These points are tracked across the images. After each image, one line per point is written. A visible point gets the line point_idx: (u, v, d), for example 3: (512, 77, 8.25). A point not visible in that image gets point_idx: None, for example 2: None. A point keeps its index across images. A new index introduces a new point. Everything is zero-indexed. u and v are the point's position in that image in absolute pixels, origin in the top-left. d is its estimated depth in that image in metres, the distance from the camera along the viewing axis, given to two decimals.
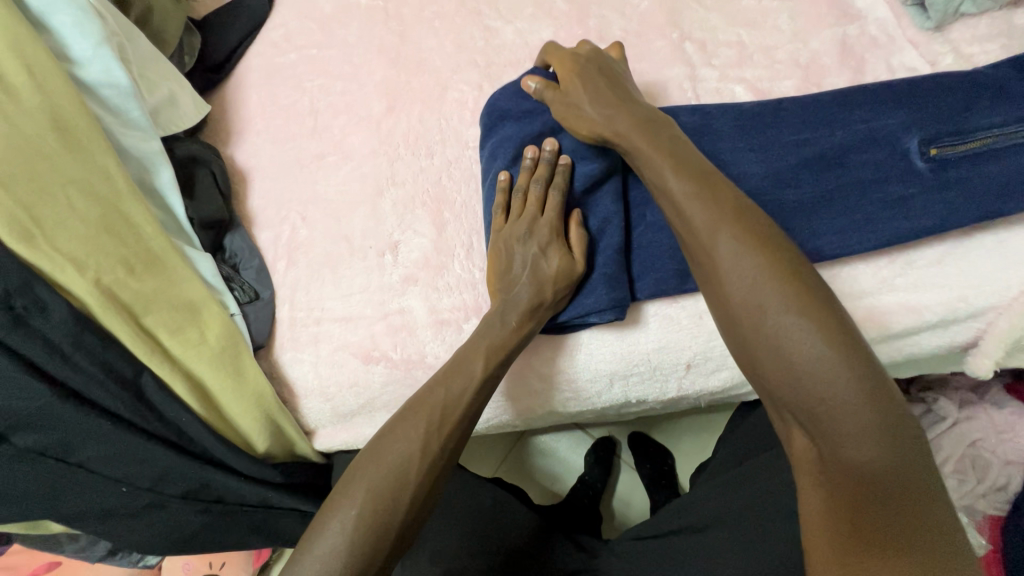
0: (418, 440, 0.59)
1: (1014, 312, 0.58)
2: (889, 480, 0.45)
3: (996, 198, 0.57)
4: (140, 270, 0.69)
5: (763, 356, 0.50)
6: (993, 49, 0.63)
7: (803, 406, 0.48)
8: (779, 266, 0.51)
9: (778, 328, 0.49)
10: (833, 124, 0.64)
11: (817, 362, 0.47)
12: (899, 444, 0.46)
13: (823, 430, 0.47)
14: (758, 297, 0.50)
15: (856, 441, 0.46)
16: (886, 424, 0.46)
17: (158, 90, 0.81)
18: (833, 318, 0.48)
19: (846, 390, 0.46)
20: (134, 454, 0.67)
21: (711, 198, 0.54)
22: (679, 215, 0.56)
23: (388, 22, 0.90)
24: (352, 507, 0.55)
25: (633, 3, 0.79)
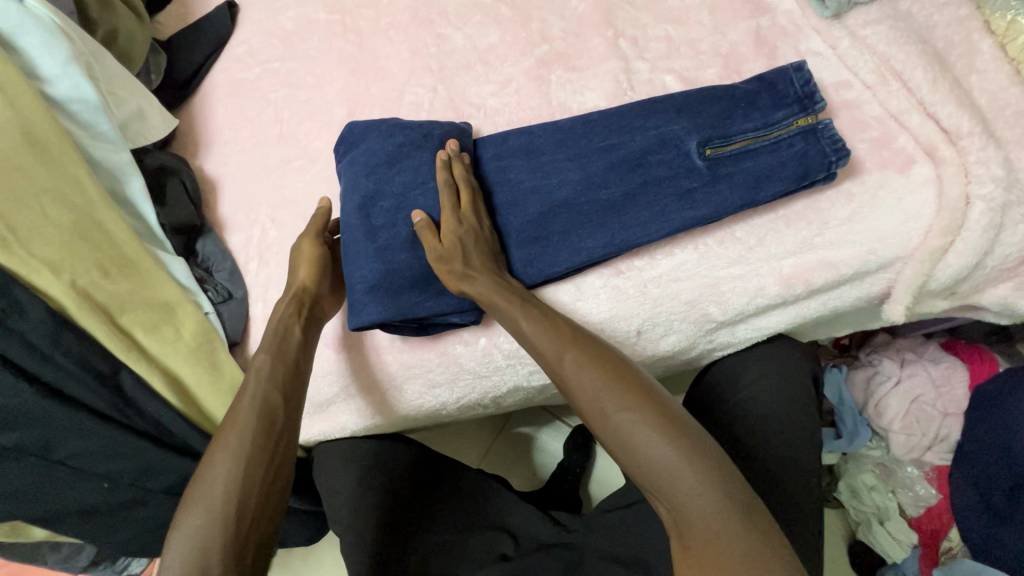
0: (219, 454, 0.62)
1: (915, 260, 0.64)
2: (755, 546, 0.49)
3: (755, 189, 0.67)
4: (114, 272, 0.72)
5: (632, 467, 0.56)
6: (884, 29, 0.70)
7: (666, 493, 0.54)
8: (620, 382, 0.59)
9: (576, 382, 0.60)
10: (730, 113, 0.70)
11: (587, 386, 0.59)
12: (750, 517, 0.51)
13: (625, 441, 0.56)
14: (610, 414, 0.57)
15: (647, 440, 0.55)
16: (655, 415, 0.56)
17: (126, 105, 0.84)
18: (603, 362, 0.60)
19: (612, 401, 0.58)
20: (114, 447, 0.69)
21: (556, 332, 0.63)
22: (539, 354, 0.63)
23: (346, 35, 0.96)
24: (185, 531, 0.57)
25: (571, 6, 0.86)
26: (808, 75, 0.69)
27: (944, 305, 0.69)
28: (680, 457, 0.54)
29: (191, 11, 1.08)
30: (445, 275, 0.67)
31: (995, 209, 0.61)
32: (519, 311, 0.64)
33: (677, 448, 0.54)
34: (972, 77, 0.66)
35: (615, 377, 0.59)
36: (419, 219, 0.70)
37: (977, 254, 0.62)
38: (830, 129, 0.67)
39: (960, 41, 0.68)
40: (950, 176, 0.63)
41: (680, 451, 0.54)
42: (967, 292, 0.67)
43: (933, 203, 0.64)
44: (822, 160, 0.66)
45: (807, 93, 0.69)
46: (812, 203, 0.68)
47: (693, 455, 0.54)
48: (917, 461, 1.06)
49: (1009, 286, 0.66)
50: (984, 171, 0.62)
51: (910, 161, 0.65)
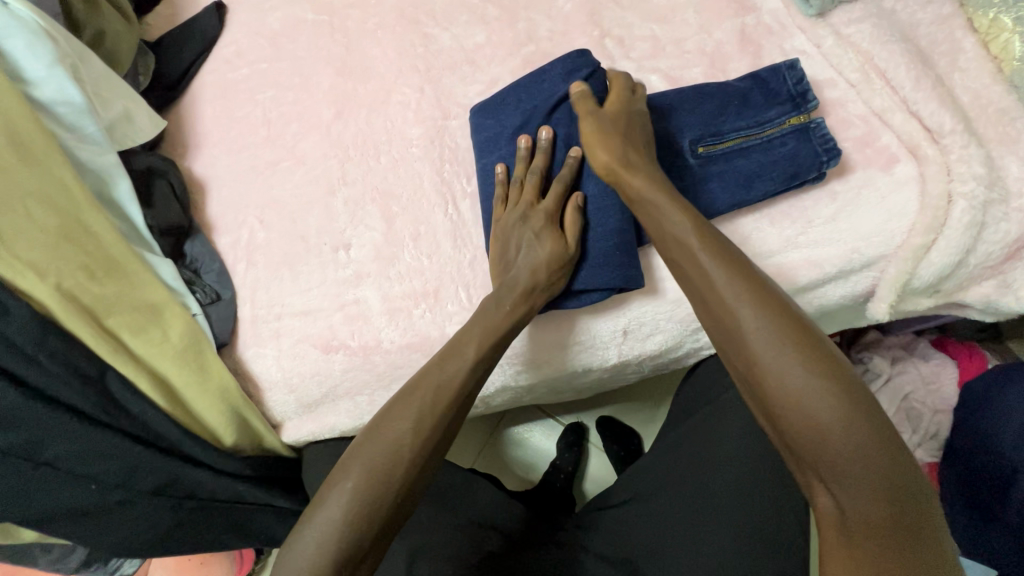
0: (410, 412, 0.62)
1: (899, 259, 0.64)
2: (933, 566, 0.45)
3: (745, 187, 0.67)
4: (101, 274, 0.72)
5: (798, 437, 0.50)
6: (867, 28, 0.70)
7: (839, 482, 0.48)
8: (806, 346, 0.51)
9: (774, 359, 0.52)
10: (724, 109, 0.69)
11: (792, 369, 0.51)
12: (935, 531, 0.47)
13: (817, 438, 0.49)
14: (793, 374, 0.51)
15: (851, 447, 0.48)
16: (869, 424, 0.49)
17: (112, 107, 0.84)
18: (819, 346, 0.51)
19: (821, 391, 0.49)
20: (101, 449, 0.69)
21: (737, 274, 0.55)
22: (710, 289, 0.56)
23: (334, 35, 0.96)
24: (348, 480, 0.58)
25: (558, 5, 0.85)
26: (801, 73, 0.69)
27: (929, 302, 0.69)
28: (886, 469, 0.47)
29: (179, 12, 1.07)
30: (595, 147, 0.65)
31: (977, 208, 0.61)
32: (712, 264, 0.57)
33: (882, 461, 0.47)
34: (954, 75, 0.66)
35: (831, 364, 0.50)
36: (578, 92, 0.70)
37: (960, 252, 0.62)
38: (822, 128, 0.67)
39: (943, 39, 0.68)
40: (932, 175, 0.63)
41: (869, 441, 0.48)
42: (951, 289, 0.67)
43: (915, 201, 0.64)
44: (812, 160, 0.65)
45: (800, 92, 0.68)
46: (797, 202, 0.68)
47: (885, 447, 0.48)
48: (908, 459, 1.06)
49: (992, 284, 0.66)
50: (966, 170, 0.62)
51: (893, 160, 0.66)
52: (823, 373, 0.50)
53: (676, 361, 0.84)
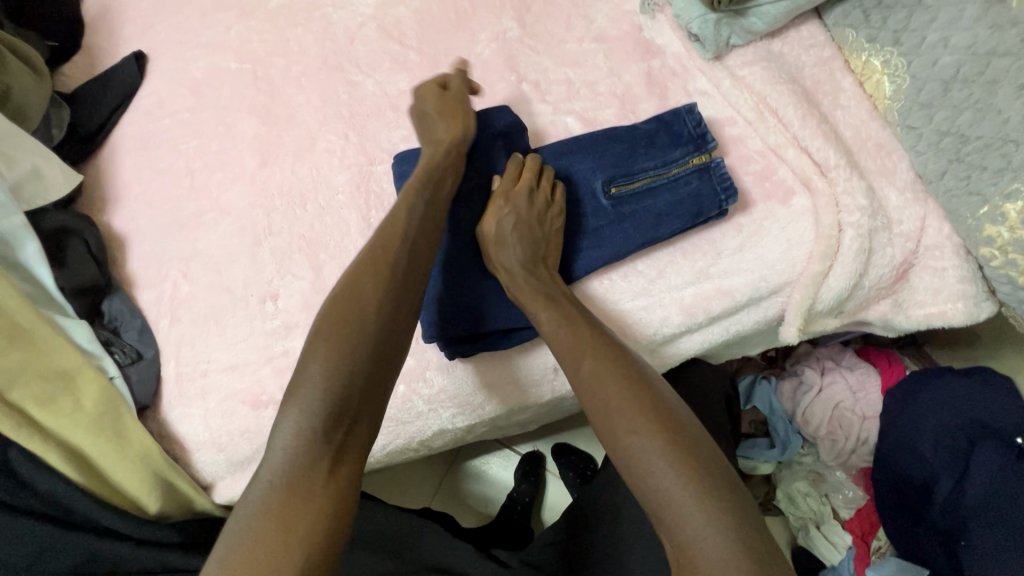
0: (322, 357, 0.58)
1: (801, 285, 0.68)
2: (699, 506, 0.50)
3: (657, 225, 0.70)
4: (3, 344, 0.68)
5: (634, 486, 0.54)
6: (759, 70, 0.75)
7: (614, 445, 0.55)
8: (594, 348, 0.60)
9: (581, 380, 0.59)
10: (633, 151, 0.73)
11: (592, 385, 0.58)
12: (708, 480, 0.51)
13: (619, 448, 0.55)
14: (619, 429, 0.55)
15: (645, 456, 0.53)
16: (663, 431, 0.53)
17: (19, 165, 0.81)
18: (620, 367, 0.58)
19: (613, 402, 0.56)
20: (7, 531, 0.66)
21: (580, 340, 0.61)
22: (559, 356, 0.62)
23: (257, 84, 0.95)
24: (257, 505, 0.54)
25: (476, 52, 0.88)
26: (699, 116, 0.73)
27: (835, 323, 0.73)
28: (679, 473, 0.51)
29: (98, 62, 1.05)
30: (488, 250, 0.69)
31: (863, 235, 0.66)
32: (541, 306, 0.64)
33: (675, 460, 0.52)
34: (837, 112, 0.72)
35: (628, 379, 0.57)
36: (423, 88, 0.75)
37: (853, 277, 0.67)
38: (720, 167, 0.70)
39: (826, 79, 0.73)
40: (823, 206, 0.67)
41: (692, 484, 0.51)
42: (853, 310, 0.72)
43: (811, 232, 0.68)
44: (713, 200, 0.69)
45: (700, 133, 0.72)
46: (705, 235, 0.71)
47: (707, 486, 0.51)
48: (845, 466, 1.11)
49: (886, 304, 0.70)
50: (851, 201, 0.67)
51: (789, 193, 0.70)
52: (619, 389, 0.57)
53: None
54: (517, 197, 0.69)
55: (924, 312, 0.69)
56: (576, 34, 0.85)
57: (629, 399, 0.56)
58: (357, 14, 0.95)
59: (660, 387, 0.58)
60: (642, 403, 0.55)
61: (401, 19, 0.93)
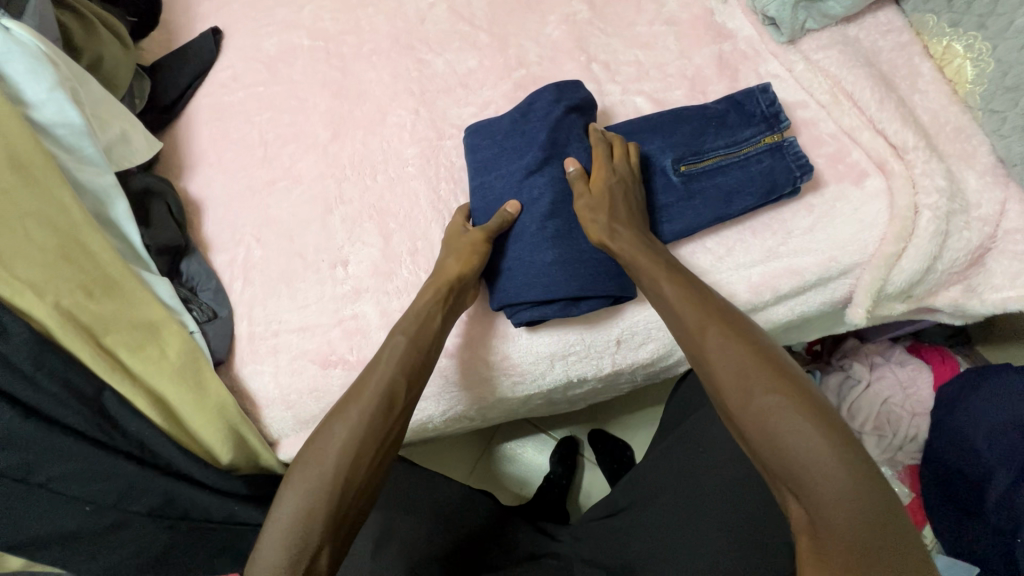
0: (370, 385, 0.66)
1: (873, 266, 0.68)
2: (842, 466, 0.51)
3: (726, 203, 0.71)
4: (99, 293, 0.73)
5: (767, 451, 0.54)
6: (834, 54, 0.76)
7: (745, 408, 0.56)
8: (718, 315, 0.61)
9: (705, 345, 0.60)
10: (704, 130, 0.74)
11: (720, 350, 0.59)
12: (845, 443, 0.52)
13: (752, 410, 0.55)
14: (754, 393, 0.56)
15: (783, 419, 0.53)
16: (802, 396, 0.55)
17: (111, 129, 0.86)
18: (748, 335, 0.60)
19: (745, 366, 0.57)
20: (98, 468, 0.69)
21: (703, 309, 0.62)
22: (680, 323, 0.63)
23: (330, 60, 0.99)
24: (283, 511, 0.60)
25: (546, 32, 0.90)
26: (773, 96, 0.73)
27: (903, 307, 0.73)
28: (818, 436, 0.52)
29: (175, 37, 1.10)
30: (587, 224, 0.69)
31: (941, 217, 0.66)
32: (662, 275, 0.65)
33: (815, 423, 0.53)
34: (914, 96, 0.72)
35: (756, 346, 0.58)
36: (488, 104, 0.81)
37: (927, 259, 0.67)
38: (794, 146, 0.71)
39: (902, 64, 0.74)
40: (899, 187, 0.68)
41: (835, 444, 0.52)
42: (921, 294, 0.72)
43: (885, 213, 0.69)
44: (787, 175, 0.70)
45: (773, 113, 0.73)
46: (776, 215, 0.72)
47: (846, 449, 0.52)
48: (890, 461, 1.09)
49: (958, 288, 0.71)
50: (929, 183, 0.67)
51: (863, 174, 0.70)
52: (747, 354, 0.58)
53: (669, 369, 0.87)
54: (605, 169, 0.71)
55: (1000, 296, 0.68)
56: (647, 16, 0.87)
57: (759, 365, 0.57)
58: None
59: (786, 357, 0.59)
60: (773, 369, 0.56)
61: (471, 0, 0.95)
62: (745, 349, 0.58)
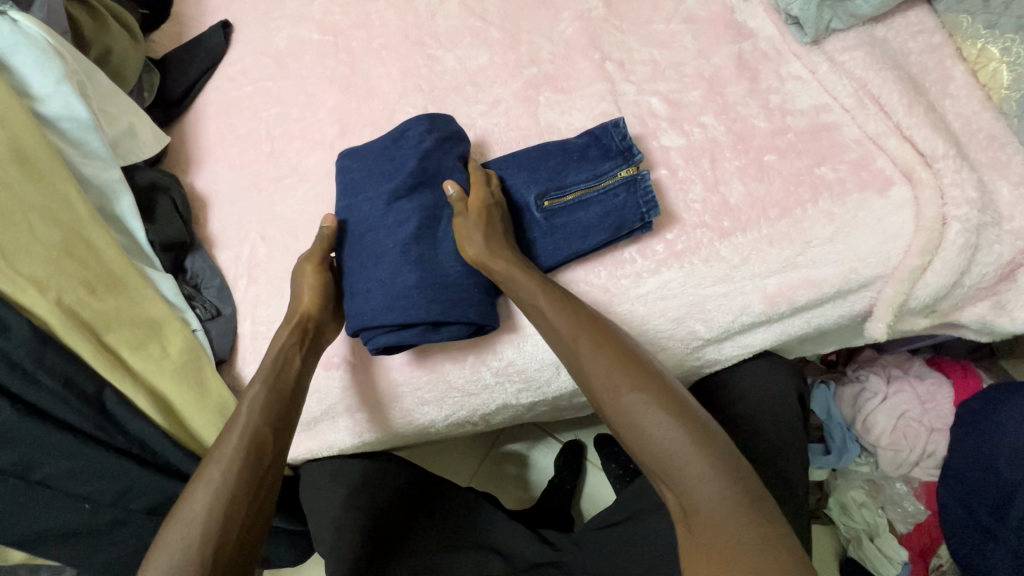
0: (256, 397, 0.67)
1: (895, 279, 0.66)
2: (675, 457, 0.53)
3: (579, 240, 0.71)
4: (101, 289, 0.72)
5: (637, 442, 0.56)
6: (860, 56, 0.72)
7: (619, 413, 0.57)
8: (580, 322, 0.63)
9: (576, 354, 0.61)
10: (566, 164, 0.73)
11: (591, 359, 0.60)
12: (700, 437, 0.54)
13: (630, 415, 0.57)
14: (620, 394, 0.58)
15: (652, 419, 0.56)
16: (654, 400, 0.56)
17: (118, 123, 0.85)
18: (621, 344, 0.62)
19: (610, 373, 0.59)
20: (96, 466, 0.69)
21: (565, 317, 0.63)
22: (548, 333, 0.64)
23: (339, 55, 0.97)
24: (191, 517, 0.58)
25: (559, 29, 0.87)
26: (625, 129, 0.73)
27: (926, 322, 0.70)
28: (677, 432, 0.54)
29: (185, 30, 1.09)
30: (463, 241, 0.67)
31: (970, 230, 0.63)
32: (536, 285, 0.65)
33: (667, 420, 0.55)
34: (945, 101, 0.69)
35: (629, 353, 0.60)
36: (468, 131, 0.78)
37: (955, 273, 0.64)
38: (647, 181, 0.71)
39: (934, 67, 0.70)
40: (927, 198, 0.65)
41: (680, 438, 0.54)
42: (946, 310, 0.69)
43: (910, 225, 0.65)
44: (635, 212, 0.70)
45: (626, 148, 0.73)
46: (795, 223, 0.69)
47: (682, 442, 0.54)
48: (905, 477, 1.06)
49: (986, 304, 0.68)
50: (959, 193, 0.64)
51: (888, 183, 0.67)
52: (619, 362, 0.60)
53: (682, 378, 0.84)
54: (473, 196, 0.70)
55: None
56: (664, 14, 0.84)
57: (632, 371, 0.59)
58: None
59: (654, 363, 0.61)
60: (642, 374, 0.59)
61: None
62: (603, 356, 0.60)
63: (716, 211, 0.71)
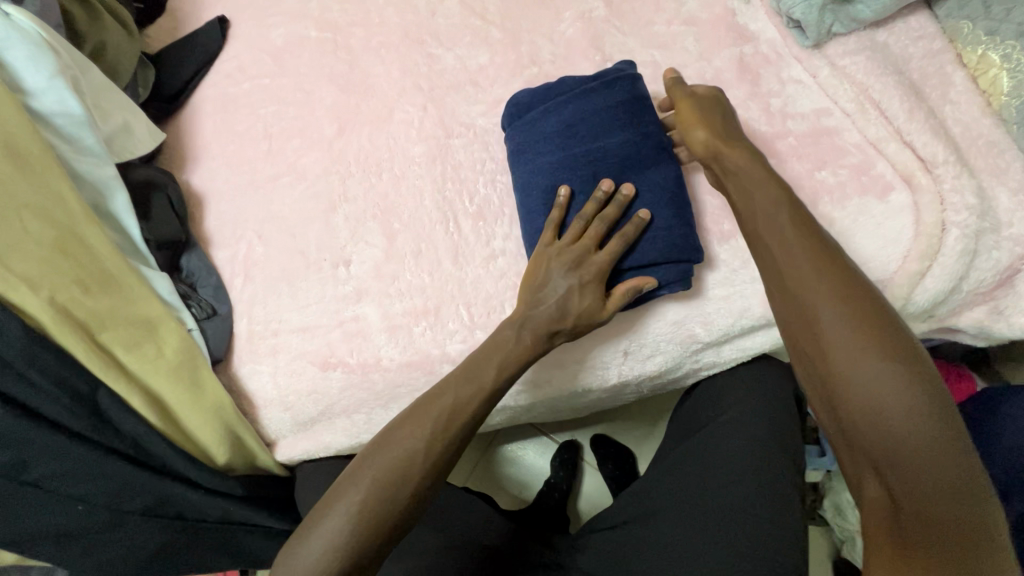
0: (454, 386, 0.64)
1: (895, 284, 0.66)
2: (913, 433, 0.48)
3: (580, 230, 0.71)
4: (95, 288, 0.71)
5: (859, 421, 0.50)
6: (861, 60, 0.73)
7: (844, 378, 0.51)
8: (829, 266, 0.56)
9: (808, 306, 0.55)
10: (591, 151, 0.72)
11: (828, 312, 0.53)
12: (939, 406, 0.49)
13: (850, 386, 0.51)
14: (855, 358, 0.51)
15: (881, 388, 0.49)
16: (896, 365, 0.50)
17: (112, 119, 0.84)
18: (864, 298, 0.54)
19: (846, 330, 0.52)
20: (90, 468, 0.68)
21: (806, 263, 0.56)
22: (773, 282, 0.58)
23: (338, 53, 0.96)
24: (341, 509, 0.58)
25: (560, 30, 0.87)
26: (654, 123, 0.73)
27: (924, 327, 0.70)
28: (911, 402, 0.48)
29: (181, 25, 1.08)
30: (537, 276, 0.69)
31: (970, 236, 0.63)
32: (769, 236, 0.60)
33: (906, 387, 0.49)
34: (945, 107, 0.69)
35: (862, 306, 0.53)
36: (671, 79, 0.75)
37: (954, 279, 0.64)
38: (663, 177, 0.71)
39: (934, 73, 0.71)
40: (926, 204, 0.65)
41: (922, 410, 0.48)
42: (944, 315, 0.69)
43: (909, 231, 0.66)
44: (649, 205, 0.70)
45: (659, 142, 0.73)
46: None
47: (924, 413, 0.48)
48: None
49: (983, 309, 0.68)
50: (958, 200, 0.64)
51: (888, 188, 0.67)
52: (855, 316, 0.52)
53: (678, 380, 0.84)
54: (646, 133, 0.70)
55: None
56: (665, 16, 0.83)
57: (871, 329, 0.52)
58: None
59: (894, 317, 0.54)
60: (878, 331, 0.52)
61: None
62: (845, 309, 0.53)
63: None
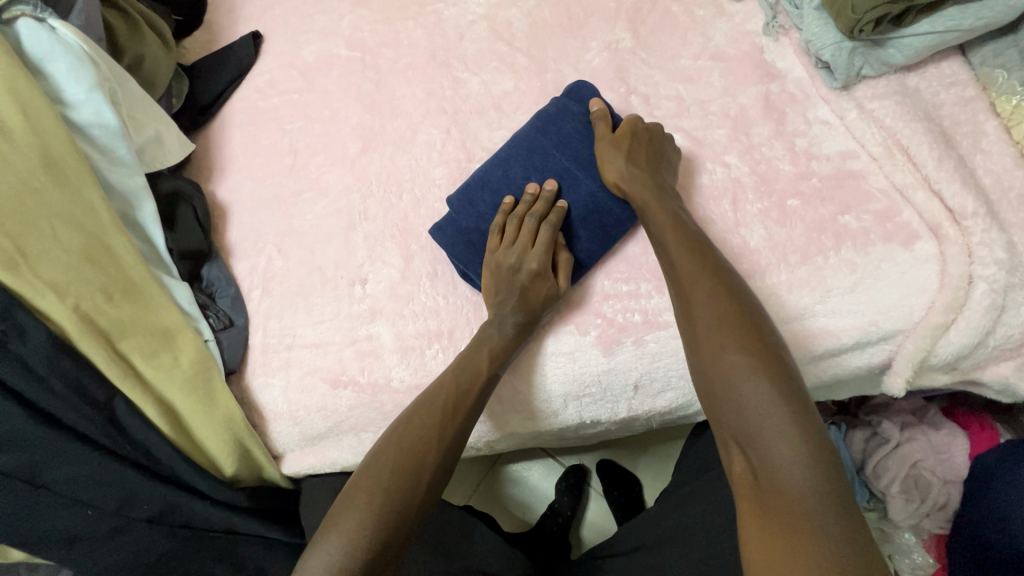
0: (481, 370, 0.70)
1: (916, 334, 0.64)
2: (773, 421, 0.52)
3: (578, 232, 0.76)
4: (118, 297, 0.73)
5: (724, 402, 0.56)
6: (891, 105, 0.72)
7: (712, 367, 0.57)
8: (706, 271, 0.62)
9: (693, 298, 0.61)
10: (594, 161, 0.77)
11: (704, 304, 0.60)
12: (798, 402, 0.53)
13: (723, 374, 0.56)
14: (725, 350, 0.57)
15: (744, 377, 0.54)
16: (759, 357, 0.55)
17: (145, 129, 0.86)
18: (738, 297, 0.60)
19: (717, 325, 0.58)
20: (101, 473, 0.69)
21: (699, 263, 0.63)
22: (675, 275, 0.64)
23: (365, 72, 0.98)
24: (364, 496, 0.62)
25: (586, 59, 0.87)
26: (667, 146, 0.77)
27: (945, 378, 0.68)
28: (772, 392, 0.53)
29: (216, 39, 1.11)
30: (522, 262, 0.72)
31: (997, 290, 0.62)
32: (668, 225, 0.67)
33: (768, 379, 0.54)
34: (976, 156, 0.68)
35: (736, 303, 0.59)
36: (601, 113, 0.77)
37: (979, 333, 0.62)
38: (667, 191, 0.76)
39: (965, 120, 0.70)
40: (953, 255, 0.64)
41: (778, 400, 0.53)
42: (967, 368, 0.67)
43: (935, 281, 0.64)
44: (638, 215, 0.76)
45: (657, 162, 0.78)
46: (815, 269, 0.68)
47: (785, 402, 0.53)
48: (915, 528, 1.04)
49: (1010, 365, 0.66)
50: (987, 253, 0.63)
51: (913, 237, 0.66)
52: (727, 312, 0.59)
53: (687, 416, 0.84)
54: (636, 128, 0.75)
55: None
56: (692, 50, 0.83)
57: (734, 322, 0.58)
58: (468, 13, 0.97)
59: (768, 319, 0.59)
60: (752, 328, 0.57)
61: (512, 21, 0.94)
62: (725, 303, 0.59)
63: (736, 254, 0.70)
